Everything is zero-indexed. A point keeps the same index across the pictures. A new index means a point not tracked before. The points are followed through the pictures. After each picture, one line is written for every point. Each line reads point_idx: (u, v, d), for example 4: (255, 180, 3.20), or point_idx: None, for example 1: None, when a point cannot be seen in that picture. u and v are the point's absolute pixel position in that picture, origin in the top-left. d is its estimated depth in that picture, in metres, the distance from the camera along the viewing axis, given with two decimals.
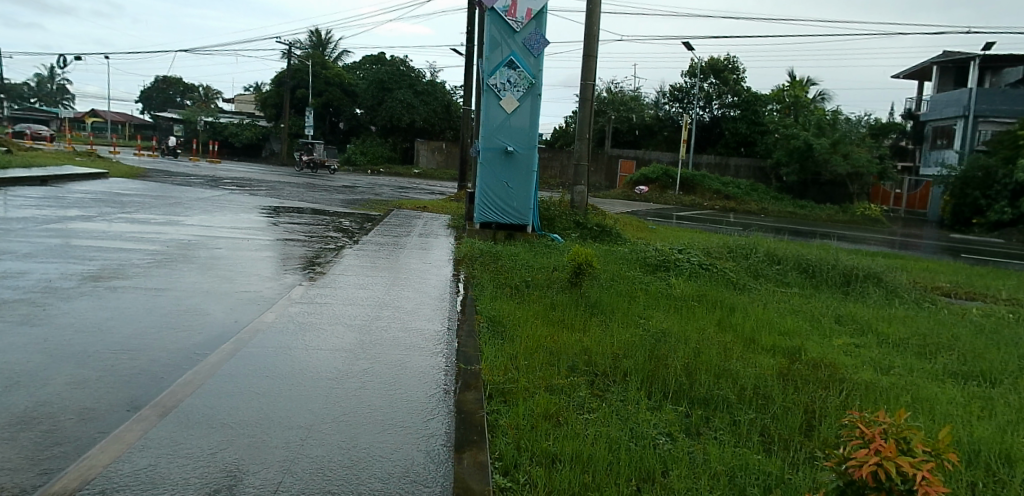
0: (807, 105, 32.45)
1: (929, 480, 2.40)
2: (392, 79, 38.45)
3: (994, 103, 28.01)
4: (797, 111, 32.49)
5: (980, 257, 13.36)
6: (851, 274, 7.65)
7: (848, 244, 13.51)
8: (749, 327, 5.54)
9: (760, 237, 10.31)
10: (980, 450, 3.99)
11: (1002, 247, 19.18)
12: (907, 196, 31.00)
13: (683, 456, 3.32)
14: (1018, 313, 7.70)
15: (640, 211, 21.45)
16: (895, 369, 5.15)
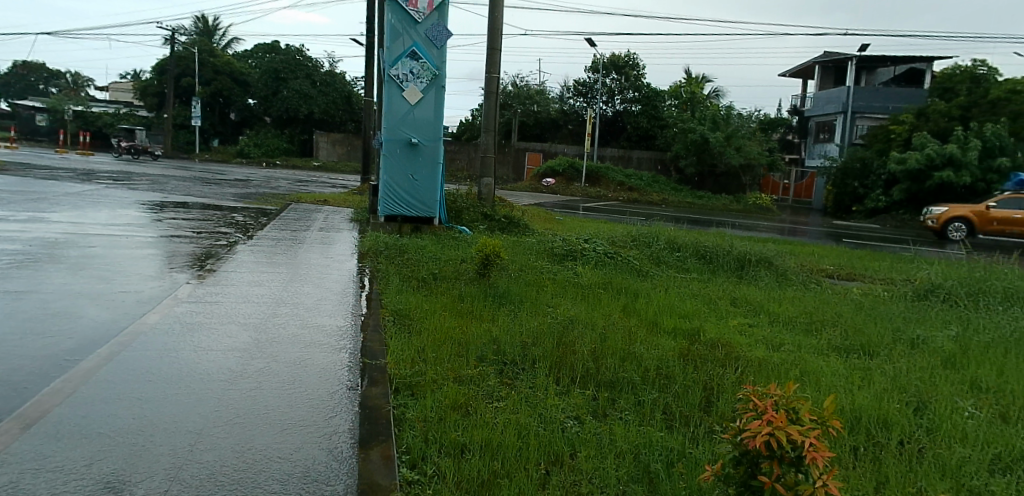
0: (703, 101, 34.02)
1: (815, 446, 2.60)
2: (288, 68, 36.85)
3: (868, 101, 30.49)
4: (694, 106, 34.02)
5: (861, 241, 14.49)
6: (745, 258, 8.06)
7: (742, 231, 14.30)
8: (653, 312, 5.73)
9: (661, 225, 10.68)
10: (860, 416, 4.33)
11: (879, 232, 20.86)
12: (793, 186, 33.12)
13: (591, 439, 3.40)
14: (890, 292, 8.43)
15: (547, 203, 21.78)
16: (786, 345, 5.49)
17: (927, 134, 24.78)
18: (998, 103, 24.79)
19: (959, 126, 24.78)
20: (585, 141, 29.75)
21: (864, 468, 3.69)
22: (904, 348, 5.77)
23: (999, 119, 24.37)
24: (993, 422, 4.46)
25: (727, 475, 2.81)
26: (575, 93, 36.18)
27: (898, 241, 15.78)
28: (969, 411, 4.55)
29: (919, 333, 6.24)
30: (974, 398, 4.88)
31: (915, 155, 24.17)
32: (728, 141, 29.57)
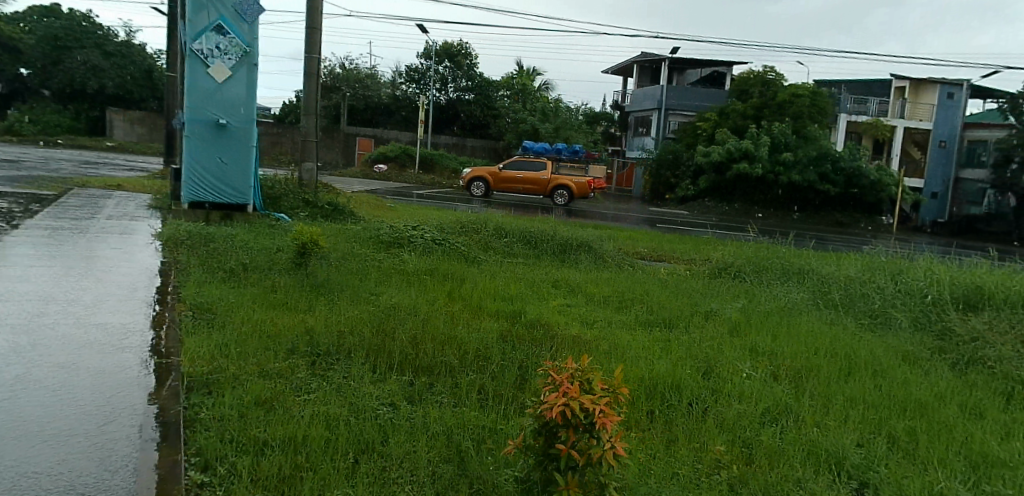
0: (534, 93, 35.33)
1: (604, 413, 2.83)
2: (72, 36, 32.94)
3: (679, 99, 33.39)
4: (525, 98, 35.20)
5: (671, 226, 15.88)
6: (567, 243, 8.49)
7: (569, 218, 15.02)
8: (477, 296, 5.84)
9: (490, 212, 10.90)
10: (657, 383, 4.77)
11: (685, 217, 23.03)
12: (616, 176, 35.41)
13: (405, 423, 3.42)
14: (691, 271, 9.35)
15: (379, 190, 21.35)
16: (599, 322, 5.89)
17: (728, 130, 27.78)
18: (783, 105, 28.33)
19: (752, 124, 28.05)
20: (418, 127, 29.60)
21: (659, 430, 4.12)
22: (700, 321, 6.45)
23: (784, 119, 27.88)
24: (765, 380, 5.14)
25: (527, 446, 2.99)
26: (407, 79, 36.01)
27: (700, 225, 17.48)
28: (747, 372, 5.20)
29: (713, 307, 7.00)
30: (752, 361, 5.59)
31: (717, 150, 27.14)
32: (557, 132, 31.07)
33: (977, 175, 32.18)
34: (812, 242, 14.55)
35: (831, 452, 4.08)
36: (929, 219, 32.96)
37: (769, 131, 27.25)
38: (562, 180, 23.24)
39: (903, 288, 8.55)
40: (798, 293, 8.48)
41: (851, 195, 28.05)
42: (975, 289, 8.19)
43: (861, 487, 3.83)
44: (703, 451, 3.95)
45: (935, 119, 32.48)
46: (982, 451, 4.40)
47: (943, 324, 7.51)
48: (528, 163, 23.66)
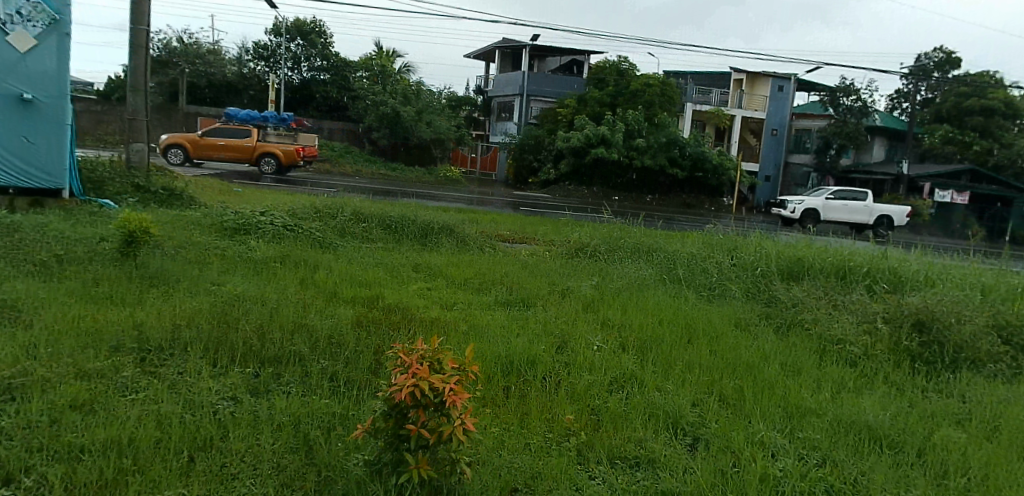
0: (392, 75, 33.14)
1: (454, 390, 2.88)
2: None
3: (539, 86, 34.29)
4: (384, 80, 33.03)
5: (531, 209, 16.34)
6: (428, 227, 8.44)
7: (434, 203, 14.93)
8: (332, 283, 5.65)
9: (348, 197, 10.60)
10: (515, 359, 4.91)
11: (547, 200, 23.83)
12: (479, 159, 35.81)
13: (248, 416, 3.26)
14: (549, 252, 9.65)
15: (226, 174, 20.01)
16: (459, 305, 5.94)
17: (586, 116, 28.96)
18: (636, 94, 30.01)
19: (608, 112, 29.48)
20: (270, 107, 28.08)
21: (513, 404, 4.27)
22: (556, 299, 6.71)
23: (637, 107, 29.55)
24: (614, 351, 5.45)
25: (377, 429, 2.95)
26: (255, 57, 34.21)
27: (557, 208, 18.15)
28: (599, 345, 5.50)
29: (569, 285, 7.29)
30: (603, 334, 5.90)
31: (576, 135, 28.23)
32: (419, 116, 30.84)
33: (803, 160, 36.00)
34: (659, 222, 15.62)
35: (669, 413, 4.46)
36: (763, 200, 36.04)
37: (623, 118, 28.80)
38: (268, 148, 22.74)
39: (738, 262, 9.39)
40: (648, 270, 9.06)
41: (696, 179, 30.32)
42: (798, 261, 9.20)
43: (694, 441, 4.23)
44: (554, 420, 4.15)
45: (768, 109, 35.83)
46: (796, 402, 4.99)
47: (770, 293, 8.37)
48: (231, 129, 22.66)
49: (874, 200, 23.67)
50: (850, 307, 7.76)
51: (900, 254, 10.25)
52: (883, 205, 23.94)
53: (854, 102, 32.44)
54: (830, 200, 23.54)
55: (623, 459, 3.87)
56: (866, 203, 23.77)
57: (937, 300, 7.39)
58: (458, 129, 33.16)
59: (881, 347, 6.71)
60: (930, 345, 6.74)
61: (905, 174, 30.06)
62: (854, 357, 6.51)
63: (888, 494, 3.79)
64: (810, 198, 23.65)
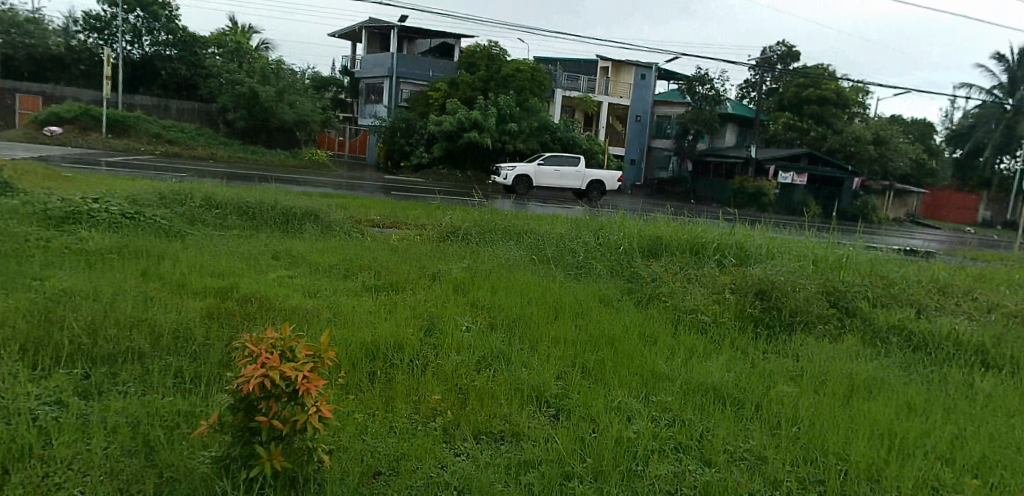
0: (249, 53, 31.87)
1: (309, 379, 2.79)
2: None
3: (409, 68, 33.77)
4: (239, 57, 31.67)
5: (402, 193, 16.19)
6: (289, 213, 8.09)
7: (300, 188, 14.33)
8: (178, 274, 5.26)
9: (200, 182, 9.92)
10: (382, 343, 4.85)
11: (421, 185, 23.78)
12: (349, 142, 35.73)
13: (74, 421, 3.00)
14: (419, 236, 9.62)
15: (53, 157, 18.04)
16: (323, 292, 5.76)
17: (458, 100, 29.00)
18: (507, 79, 30.45)
19: (479, 96, 29.68)
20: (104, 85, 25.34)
21: (377, 388, 4.22)
22: (425, 282, 6.69)
23: (508, 92, 30.03)
24: (482, 331, 5.52)
25: (224, 423, 2.80)
26: (86, 28, 30.36)
27: (428, 191, 18.10)
28: (467, 325, 5.55)
29: (439, 268, 7.28)
30: (471, 315, 5.95)
31: (449, 119, 28.19)
32: (279, 96, 29.33)
33: (664, 144, 38.32)
34: (529, 204, 16.08)
35: (534, 387, 4.60)
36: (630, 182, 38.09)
37: (495, 102, 29.12)
38: None
39: (603, 241, 9.81)
40: (518, 251, 9.25)
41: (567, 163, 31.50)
42: (657, 239, 9.78)
43: (557, 412, 4.40)
44: (419, 400, 4.17)
45: (632, 96, 37.74)
46: (652, 369, 5.32)
47: (631, 269, 8.84)
48: None
49: (585, 166, 24.64)
50: (702, 280, 8.38)
51: (746, 230, 11.20)
52: (594, 171, 24.99)
53: (709, 90, 34.59)
54: (541, 166, 24.15)
55: (487, 434, 3.95)
56: (578, 168, 24.68)
57: (775, 271, 8.16)
58: (324, 111, 31.83)
59: (728, 314, 7.32)
60: (769, 311, 7.46)
61: (753, 158, 32.67)
62: (705, 325, 7.05)
63: (729, 447, 4.15)
64: (523, 165, 24.13)
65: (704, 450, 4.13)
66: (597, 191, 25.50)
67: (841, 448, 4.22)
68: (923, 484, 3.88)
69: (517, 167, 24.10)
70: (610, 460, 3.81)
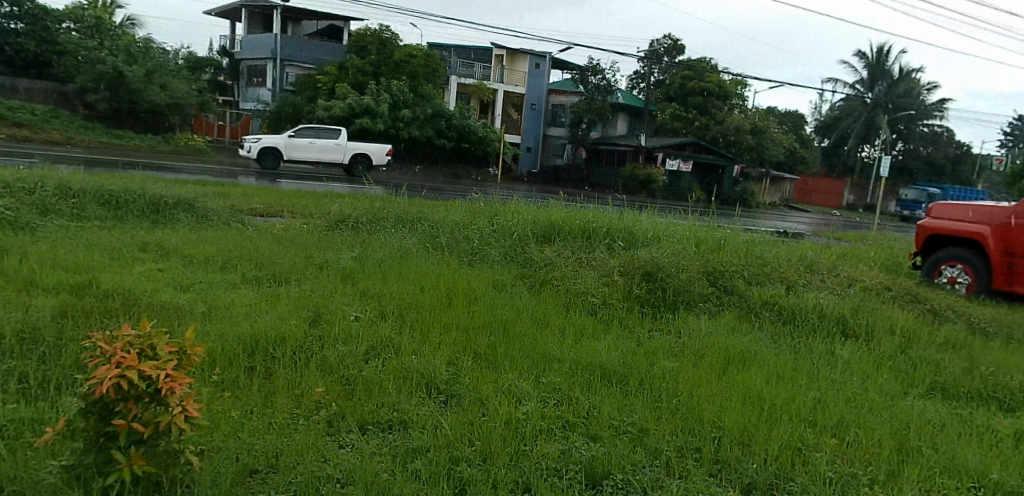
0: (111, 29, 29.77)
1: (172, 377, 2.60)
2: None
3: (295, 50, 32.47)
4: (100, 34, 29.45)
5: (289, 180, 15.59)
6: (160, 202, 7.57)
7: (172, 175, 13.40)
8: (26, 270, 4.79)
9: (53, 169, 9.04)
10: (262, 337, 4.64)
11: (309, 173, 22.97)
12: (229, 127, 33.70)
13: None
14: (304, 225, 9.31)
15: None
16: (197, 284, 5.43)
17: (348, 86, 28.20)
18: (400, 64, 29.94)
19: (370, 81, 28.99)
20: None
21: (256, 383, 4.05)
22: (311, 272, 6.45)
23: (401, 77, 29.60)
24: (371, 321, 5.40)
25: (75, 430, 2.59)
26: None
27: (316, 179, 17.50)
28: (355, 315, 5.41)
29: (327, 258, 7.05)
30: (360, 305, 5.81)
31: (339, 104, 27.28)
32: (149, 77, 27.30)
33: (559, 133, 39.05)
34: (422, 192, 15.93)
35: (424, 375, 4.56)
36: (525, 169, 38.31)
37: (387, 88, 28.57)
38: None
39: (497, 227, 9.86)
40: (411, 239, 9.13)
41: (463, 150, 31.45)
42: (550, 225, 9.96)
43: (447, 398, 4.38)
44: (302, 394, 4.03)
45: (527, 84, 37.94)
46: (543, 351, 5.43)
47: (525, 255, 8.96)
48: None
49: (345, 139, 23.09)
50: (593, 263, 8.64)
51: (636, 215, 11.62)
52: (356, 144, 23.41)
53: (600, 81, 35.85)
54: (291, 138, 22.41)
55: (374, 424, 3.89)
56: (336, 140, 23.06)
57: (661, 254, 8.53)
58: (199, 93, 30.20)
59: (617, 296, 7.59)
60: (655, 291, 7.81)
61: (643, 145, 34.15)
62: (595, 306, 7.28)
63: (614, 423, 4.31)
64: (270, 137, 22.28)
65: (590, 426, 4.26)
66: (362, 166, 23.99)
67: (717, 417, 4.49)
68: (788, 444, 4.20)
69: (264, 138, 22.26)
70: (499, 441, 3.85)
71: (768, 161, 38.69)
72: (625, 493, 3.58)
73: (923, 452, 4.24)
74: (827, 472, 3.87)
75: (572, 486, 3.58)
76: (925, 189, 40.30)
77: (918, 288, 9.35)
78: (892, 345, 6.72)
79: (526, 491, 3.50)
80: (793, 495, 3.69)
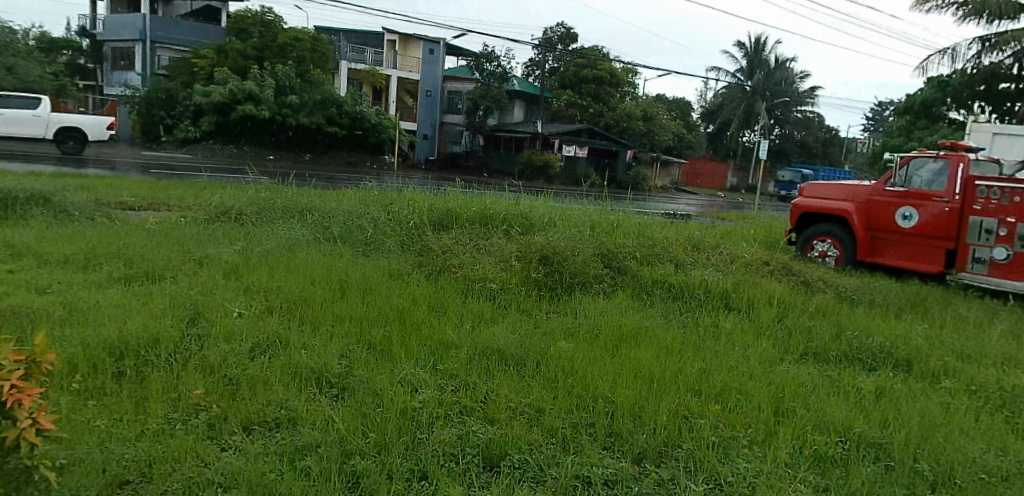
0: None
1: (21, 388, 2.37)
2: None
3: (166, 32, 30.36)
4: None
5: (163, 171, 14.58)
6: (9, 196, 6.90)
7: (29, 167, 12.29)
8: None
9: None
10: (133, 339, 4.35)
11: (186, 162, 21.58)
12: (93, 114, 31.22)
13: None
14: (180, 218, 8.80)
15: None
16: (56, 287, 5.02)
17: (227, 70, 26.84)
18: (285, 48, 28.56)
19: (253, 66, 27.64)
20: None
21: (126, 390, 3.80)
22: (189, 268, 6.09)
23: (286, 61, 28.37)
24: (256, 316, 5.16)
25: None
26: None
27: (196, 170, 16.54)
28: (239, 311, 5.14)
29: (207, 251, 6.67)
30: (244, 300, 5.54)
31: (218, 90, 26.10)
32: None
33: (456, 120, 38.82)
34: (314, 182, 15.44)
35: (315, 369, 4.41)
36: (422, 157, 37.91)
37: (272, 73, 27.35)
38: None
39: (392, 216, 9.70)
40: (300, 230, 8.79)
41: (356, 138, 30.68)
42: (447, 213, 9.90)
43: (339, 392, 4.27)
44: (179, 397, 3.82)
45: (421, 71, 37.34)
46: (440, 339, 5.40)
47: (422, 243, 8.85)
48: None
49: (44, 110, 20.05)
50: (490, 250, 8.67)
51: (532, 201, 11.75)
52: (60, 116, 20.37)
53: (496, 68, 35.88)
54: None
55: (259, 424, 3.73)
56: (33, 113, 19.99)
57: (557, 238, 8.70)
58: (57, 76, 27.77)
59: (515, 280, 7.67)
60: (552, 274, 7.98)
61: (539, 132, 34.69)
62: (493, 291, 7.34)
63: (512, 404, 4.37)
64: None
65: (487, 410, 4.29)
66: (76, 142, 20.91)
67: (609, 392, 4.66)
68: (676, 414, 4.41)
69: None
70: (394, 432, 3.80)
71: (657, 146, 40.37)
72: (522, 472, 3.64)
73: (795, 412, 4.59)
74: (710, 437, 4.10)
75: (469, 470, 3.59)
76: (798, 171, 43.59)
77: (793, 262, 10.10)
78: (769, 315, 7.24)
79: (423, 479, 3.48)
80: (678, 460, 3.90)
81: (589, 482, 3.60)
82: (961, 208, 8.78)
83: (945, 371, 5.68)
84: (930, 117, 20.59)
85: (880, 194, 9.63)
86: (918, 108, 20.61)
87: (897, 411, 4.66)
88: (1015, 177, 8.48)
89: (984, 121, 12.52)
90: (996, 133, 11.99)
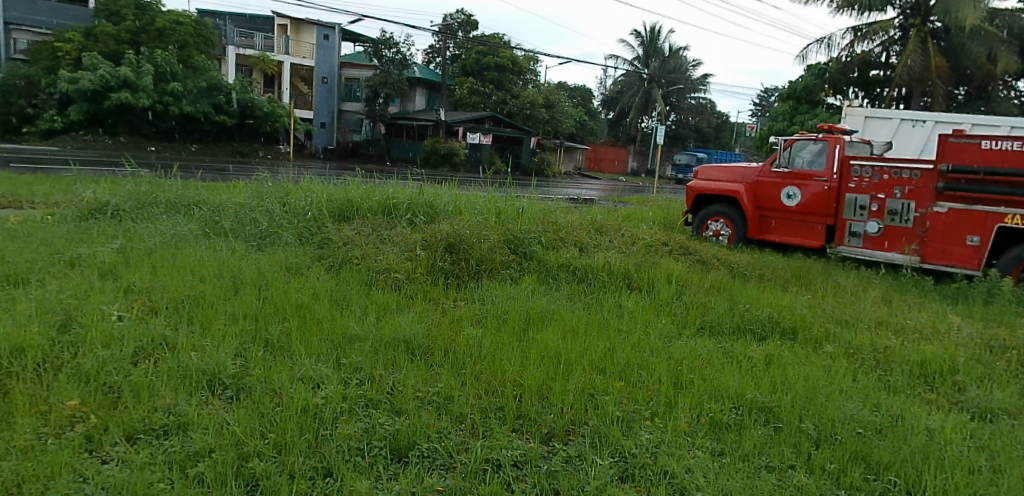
0: None
1: None
2: None
3: (24, 12, 27.67)
4: None
5: (23, 165, 13.28)
6: None
7: None
8: None
9: None
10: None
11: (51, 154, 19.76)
12: None
13: None
14: (43, 216, 8.08)
15: None
16: None
17: (98, 54, 24.85)
18: (163, 32, 26.92)
19: (128, 50, 25.72)
20: None
21: None
22: (57, 271, 5.61)
23: (166, 46, 26.63)
24: (139, 319, 4.82)
25: None
26: None
27: (65, 164, 15.17)
28: (118, 314, 4.79)
29: (79, 251, 6.15)
30: (124, 302, 5.15)
31: (87, 76, 24.12)
32: None
33: (355, 108, 37.70)
34: (201, 175, 14.55)
35: (205, 370, 4.17)
36: (320, 146, 36.61)
37: (149, 57, 25.56)
38: None
39: (288, 209, 9.31)
40: (185, 225, 8.26)
41: (247, 126, 29.22)
42: (347, 203, 9.63)
43: (235, 392, 4.06)
44: (51, 409, 3.54)
45: (315, 57, 35.94)
46: (343, 332, 5.24)
47: (321, 236, 8.55)
48: None
49: None
50: (393, 240, 8.51)
51: (435, 189, 11.61)
52: None
53: (395, 54, 35.12)
54: None
55: (145, 433, 3.48)
56: None
57: (462, 226, 8.66)
58: None
59: (420, 270, 7.58)
60: (458, 262, 7.94)
61: (442, 120, 34.42)
62: (399, 282, 7.20)
63: (421, 395, 4.31)
64: None
65: (394, 401, 4.21)
66: None
67: (517, 375, 4.70)
68: (582, 392, 4.52)
69: None
70: (296, 430, 3.66)
71: (560, 133, 41.06)
72: (431, 461, 3.61)
73: (694, 383, 4.81)
74: (614, 412, 4.23)
75: (376, 462, 3.52)
76: (693, 155, 45.80)
77: (689, 241, 10.58)
78: (668, 293, 7.56)
79: (327, 475, 3.38)
80: (584, 437, 4.00)
81: (499, 465, 3.62)
82: (837, 187, 9.44)
83: (827, 337, 6.14)
84: (809, 102, 22.12)
85: (767, 175, 10.27)
86: (799, 93, 22.06)
87: (784, 376, 5.00)
88: (884, 156, 9.10)
89: (855, 105, 13.57)
90: (860, 114, 13.10)
